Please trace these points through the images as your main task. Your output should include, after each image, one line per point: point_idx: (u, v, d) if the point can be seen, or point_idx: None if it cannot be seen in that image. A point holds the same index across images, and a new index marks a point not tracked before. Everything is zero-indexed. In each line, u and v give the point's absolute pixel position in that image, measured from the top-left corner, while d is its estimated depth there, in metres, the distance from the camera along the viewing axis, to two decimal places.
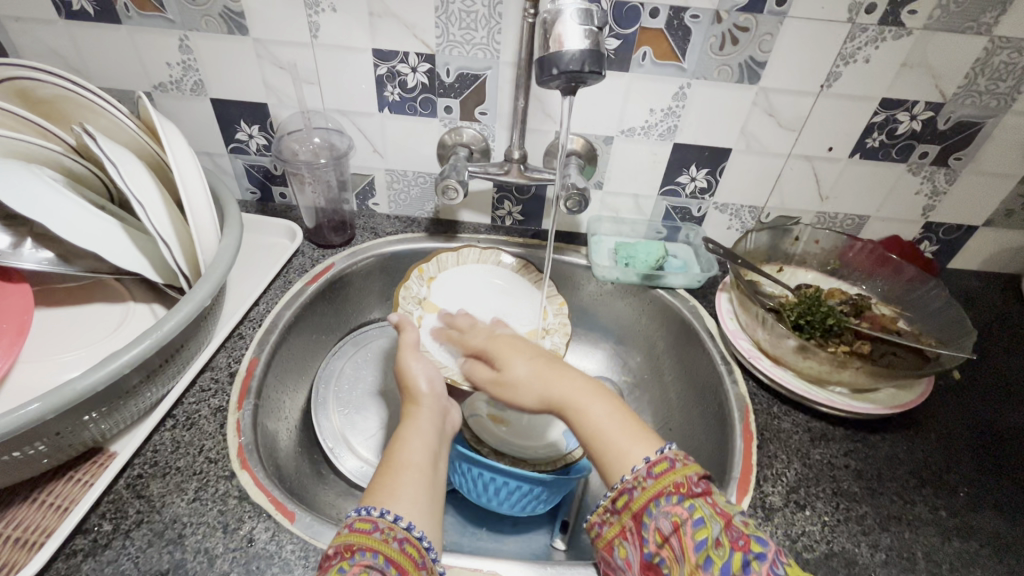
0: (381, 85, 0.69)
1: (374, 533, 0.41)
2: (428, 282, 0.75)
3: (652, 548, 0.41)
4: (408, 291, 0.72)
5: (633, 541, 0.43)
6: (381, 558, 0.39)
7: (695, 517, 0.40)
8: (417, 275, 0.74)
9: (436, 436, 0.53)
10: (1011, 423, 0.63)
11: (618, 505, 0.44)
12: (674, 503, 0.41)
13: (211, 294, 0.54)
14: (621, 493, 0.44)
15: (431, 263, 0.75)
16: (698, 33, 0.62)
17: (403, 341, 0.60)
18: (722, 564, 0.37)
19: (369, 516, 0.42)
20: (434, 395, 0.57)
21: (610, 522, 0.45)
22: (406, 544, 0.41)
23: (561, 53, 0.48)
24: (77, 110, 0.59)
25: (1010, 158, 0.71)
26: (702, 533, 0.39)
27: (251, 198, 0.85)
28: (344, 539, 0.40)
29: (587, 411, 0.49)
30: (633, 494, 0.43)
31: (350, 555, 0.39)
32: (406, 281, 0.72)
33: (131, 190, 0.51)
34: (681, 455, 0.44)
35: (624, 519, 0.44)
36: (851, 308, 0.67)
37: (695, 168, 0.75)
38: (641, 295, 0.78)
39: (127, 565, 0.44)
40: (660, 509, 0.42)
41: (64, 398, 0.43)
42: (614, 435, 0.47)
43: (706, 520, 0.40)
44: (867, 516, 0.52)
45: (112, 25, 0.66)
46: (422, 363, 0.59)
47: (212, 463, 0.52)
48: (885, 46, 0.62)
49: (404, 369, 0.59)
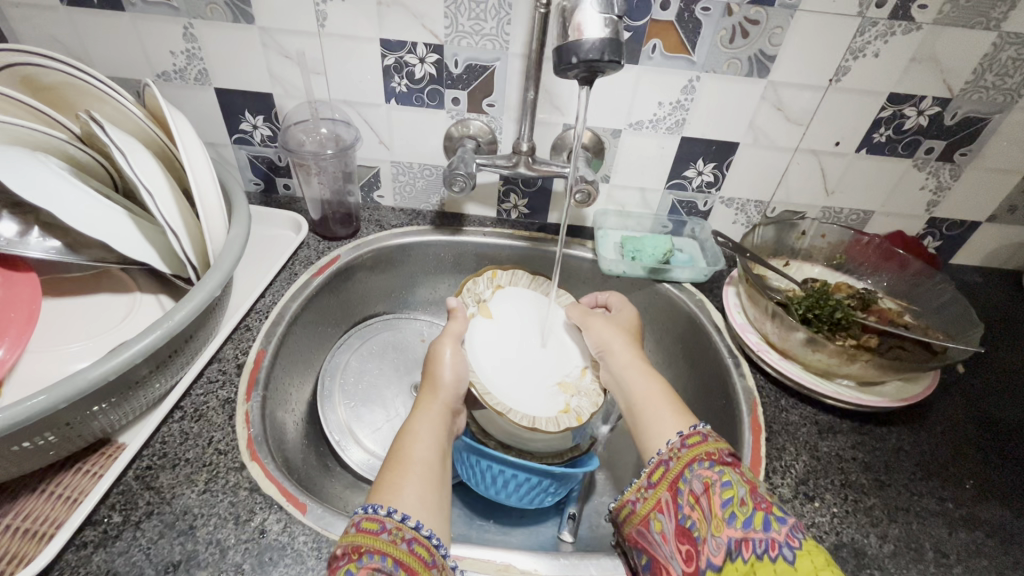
0: (388, 76, 0.69)
1: (382, 534, 0.40)
2: (496, 288, 0.72)
3: (686, 513, 0.44)
4: (472, 286, 0.70)
5: (668, 511, 0.45)
6: (390, 561, 0.39)
7: (724, 479, 0.42)
8: (487, 277, 0.72)
9: (445, 430, 0.53)
10: (1014, 416, 0.64)
11: (654, 479, 0.47)
12: (706, 467, 0.44)
13: (221, 285, 0.54)
14: (657, 466, 0.48)
15: (506, 271, 0.73)
16: (709, 25, 0.62)
17: (448, 330, 0.62)
18: (745, 519, 0.39)
19: (376, 515, 0.42)
20: (452, 390, 0.56)
21: (645, 497, 0.47)
22: (414, 544, 0.41)
23: (580, 42, 0.48)
24: (82, 97, 0.58)
25: (1014, 154, 0.71)
26: (729, 492, 0.41)
27: (255, 190, 0.85)
28: (351, 539, 0.40)
29: (637, 385, 0.57)
30: (668, 465, 0.47)
31: (358, 556, 0.39)
32: (475, 277, 0.71)
33: (140, 179, 0.50)
34: (714, 432, 0.47)
35: (660, 491, 0.46)
36: (858, 301, 0.68)
37: (702, 162, 0.75)
38: (648, 289, 0.78)
39: (139, 557, 0.44)
40: (694, 473, 0.45)
41: (72, 390, 0.43)
42: (657, 406, 0.53)
43: (734, 483, 0.42)
44: (876, 508, 0.53)
45: (114, 13, 0.65)
46: (454, 357, 0.59)
47: (222, 454, 0.52)
48: (895, 41, 0.62)
49: (438, 354, 0.59)
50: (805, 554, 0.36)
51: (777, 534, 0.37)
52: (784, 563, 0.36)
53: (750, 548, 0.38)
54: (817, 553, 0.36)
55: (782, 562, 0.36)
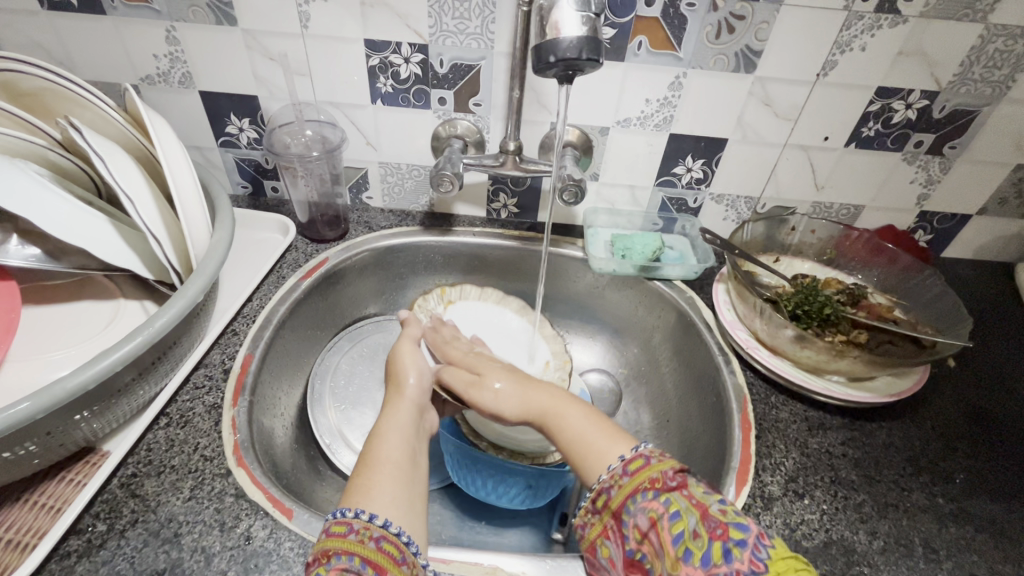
0: (373, 76, 0.68)
1: (350, 535, 0.40)
2: (446, 303, 0.77)
3: (634, 546, 0.41)
4: (423, 303, 0.75)
5: (615, 539, 0.44)
6: (358, 560, 0.39)
7: (671, 511, 0.40)
8: (437, 294, 0.77)
9: (412, 427, 0.53)
10: (1005, 410, 0.63)
11: (597, 506, 0.45)
12: (651, 498, 0.41)
13: (204, 290, 0.53)
14: (599, 494, 0.45)
15: (455, 289, 0.78)
16: (694, 22, 0.61)
17: (406, 333, 0.65)
18: (702, 555, 0.37)
19: (344, 519, 0.41)
20: (418, 388, 0.58)
21: (591, 523, 0.46)
22: (383, 542, 0.41)
23: (558, 41, 0.48)
24: (61, 103, 0.58)
25: (1003, 146, 0.71)
26: (679, 525, 0.39)
27: (243, 193, 0.84)
28: (321, 545, 0.40)
29: (567, 415, 0.53)
30: (610, 494, 0.44)
31: (327, 560, 0.38)
32: (425, 295, 0.76)
33: (119, 184, 0.50)
34: (656, 451, 0.45)
35: (605, 519, 0.45)
36: (848, 297, 0.68)
37: (691, 159, 0.74)
38: (638, 287, 0.78)
39: (123, 565, 0.43)
40: (638, 505, 0.42)
41: (53, 398, 0.42)
42: (591, 440, 0.49)
43: (682, 512, 0.39)
44: (865, 504, 0.52)
45: (96, 17, 0.64)
46: (415, 358, 0.61)
47: (207, 461, 0.51)
48: (881, 34, 0.61)
49: (398, 357, 0.61)
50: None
51: (740, 564, 0.35)
52: None
53: None
54: (784, 568, 0.35)
55: None
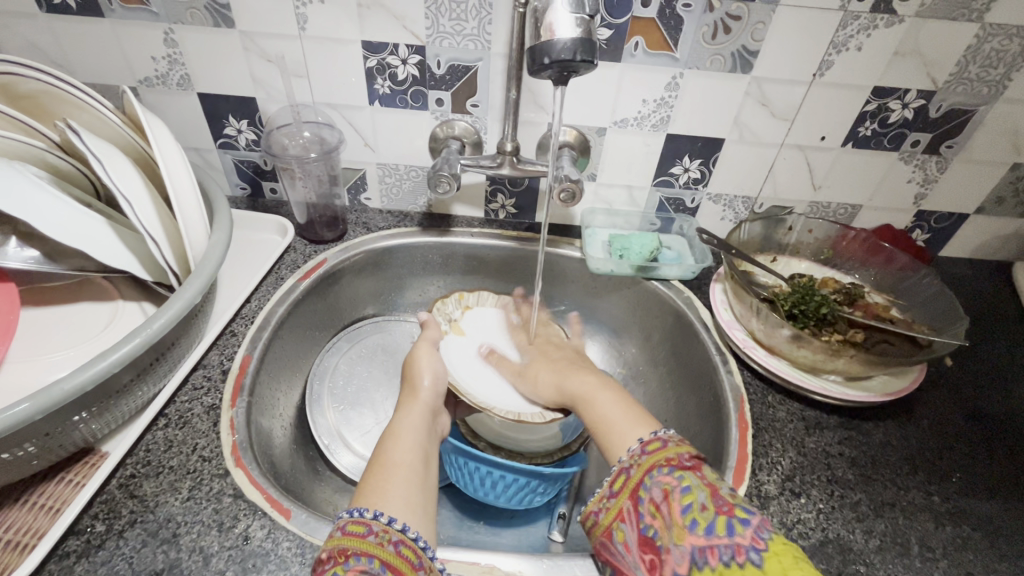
0: (371, 78, 0.68)
1: (368, 537, 0.40)
2: (465, 308, 0.73)
3: (648, 523, 0.42)
4: (442, 307, 0.71)
5: (631, 521, 0.44)
6: (377, 563, 0.39)
7: (684, 485, 0.42)
8: (456, 299, 0.73)
9: (426, 430, 0.54)
10: (1002, 409, 0.64)
11: (615, 487, 0.46)
12: (666, 473, 0.43)
13: (201, 292, 0.53)
14: (618, 474, 0.47)
15: (473, 294, 0.74)
16: (691, 22, 0.62)
17: (424, 336, 0.64)
18: (706, 526, 0.39)
19: (362, 519, 0.41)
20: (433, 391, 0.58)
21: (607, 506, 0.46)
22: (401, 547, 0.41)
23: (552, 42, 0.48)
24: (59, 105, 0.58)
25: (999, 146, 0.71)
26: (689, 498, 0.41)
27: (241, 194, 0.84)
28: (338, 543, 0.40)
29: (599, 398, 0.57)
30: (630, 473, 0.46)
31: (344, 560, 0.39)
32: (443, 299, 0.72)
33: (117, 187, 0.50)
34: (674, 436, 0.46)
35: (622, 500, 0.45)
36: (844, 297, 0.68)
37: (689, 159, 0.75)
38: (636, 287, 0.78)
39: (121, 565, 0.44)
40: (654, 480, 0.44)
41: (50, 399, 0.43)
42: (616, 420, 0.53)
43: (694, 487, 0.41)
44: (861, 503, 0.53)
45: (94, 19, 0.65)
46: (432, 360, 0.61)
47: (205, 462, 0.52)
48: (877, 34, 0.61)
49: (415, 358, 0.61)
50: (772, 555, 0.36)
51: (742, 539, 0.37)
52: (752, 569, 0.36)
53: (715, 555, 0.37)
54: (784, 551, 0.36)
55: (750, 567, 0.36)
